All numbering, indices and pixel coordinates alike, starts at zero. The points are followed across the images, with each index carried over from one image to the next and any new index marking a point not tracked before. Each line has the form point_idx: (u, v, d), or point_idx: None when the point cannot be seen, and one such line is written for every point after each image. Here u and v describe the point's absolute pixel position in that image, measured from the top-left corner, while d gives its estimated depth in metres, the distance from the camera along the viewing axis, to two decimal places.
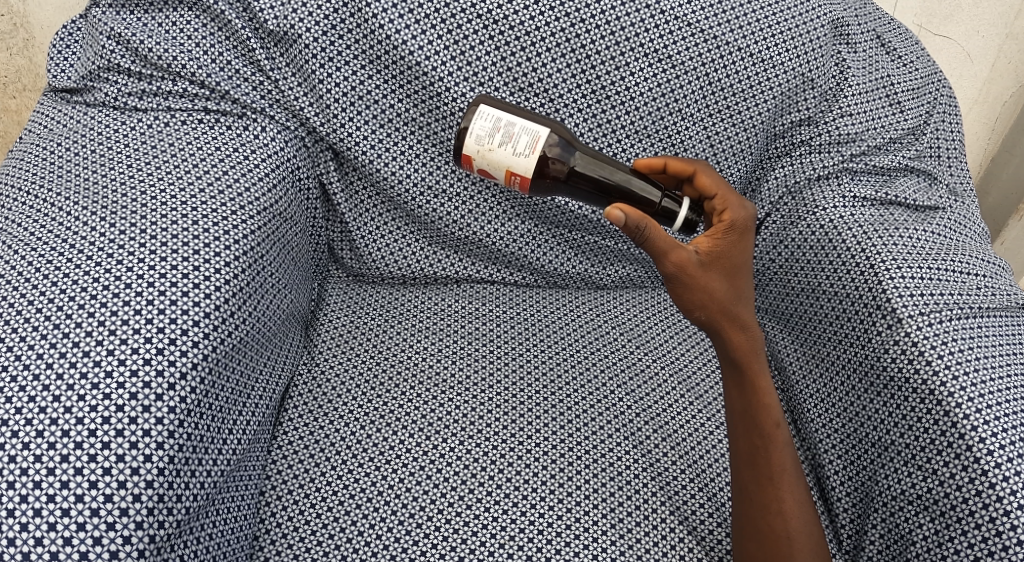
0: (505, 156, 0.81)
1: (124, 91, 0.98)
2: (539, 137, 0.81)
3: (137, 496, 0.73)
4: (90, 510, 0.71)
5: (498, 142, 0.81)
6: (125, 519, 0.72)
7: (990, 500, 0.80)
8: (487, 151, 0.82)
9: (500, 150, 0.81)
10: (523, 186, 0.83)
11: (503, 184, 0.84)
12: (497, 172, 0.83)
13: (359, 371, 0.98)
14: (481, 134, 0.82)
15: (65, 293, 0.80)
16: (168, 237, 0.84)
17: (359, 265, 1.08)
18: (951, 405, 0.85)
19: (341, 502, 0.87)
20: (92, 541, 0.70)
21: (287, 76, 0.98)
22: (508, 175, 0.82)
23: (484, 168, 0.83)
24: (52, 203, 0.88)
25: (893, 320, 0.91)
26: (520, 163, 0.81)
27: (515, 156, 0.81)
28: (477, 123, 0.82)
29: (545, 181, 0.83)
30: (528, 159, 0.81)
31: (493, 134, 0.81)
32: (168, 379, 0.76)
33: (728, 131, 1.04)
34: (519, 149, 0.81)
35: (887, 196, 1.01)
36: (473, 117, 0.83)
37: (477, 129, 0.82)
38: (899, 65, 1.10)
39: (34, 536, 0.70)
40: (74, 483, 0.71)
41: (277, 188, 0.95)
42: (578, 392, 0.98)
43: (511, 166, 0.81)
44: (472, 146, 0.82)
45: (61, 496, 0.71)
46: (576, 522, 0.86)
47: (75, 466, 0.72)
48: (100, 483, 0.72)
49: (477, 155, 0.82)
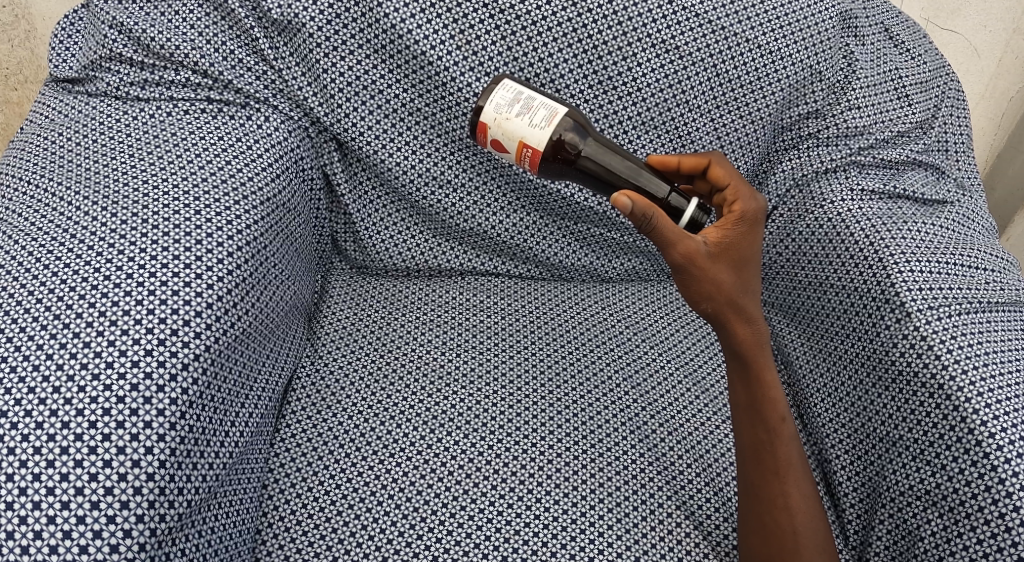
0: (521, 126, 0.81)
1: (127, 80, 0.97)
2: (558, 113, 0.81)
3: (139, 488, 0.72)
4: (90, 502, 0.70)
5: (515, 112, 0.81)
6: (126, 512, 0.71)
7: (999, 496, 0.79)
8: (503, 120, 0.81)
9: (516, 120, 0.81)
10: (532, 161, 0.81)
11: (513, 159, 0.83)
12: (510, 144, 0.82)
13: (363, 363, 0.97)
14: (501, 103, 0.82)
15: (66, 283, 0.79)
16: (170, 227, 0.83)
17: (362, 256, 1.08)
18: (961, 401, 0.84)
19: (345, 496, 0.86)
20: (93, 534, 0.70)
21: (291, 65, 0.98)
22: (520, 148, 0.81)
23: (498, 138, 0.82)
24: (53, 192, 0.87)
25: (901, 314, 0.91)
26: (534, 134, 0.80)
27: (531, 128, 0.80)
28: (499, 93, 0.82)
29: (555, 161, 0.82)
30: (542, 131, 0.80)
31: (513, 105, 0.81)
32: (170, 370, 0.76)
33: (736, 123, 1.03)
34: (536, 120, 0.80)
35: (895, 190, 1.00)
36: (495, 90, 0.83)
37: (497, 98, 0.82)
38: (908, 58, 1.09)
39: (33, 529, 0.69)
40: (74, 476, 0.71)
41: (281, 179, 0.94)
42: (583, 385, 0.97)
43: (525, 137, 0.80)
44: (490, 113, 0.82)
45: (61, 488, 0.70)
46: (583, 516, 0.85)
47: (75, 458, 0.71)
48: (100, 476, 0.71)
49: (493, 124, 0.82)
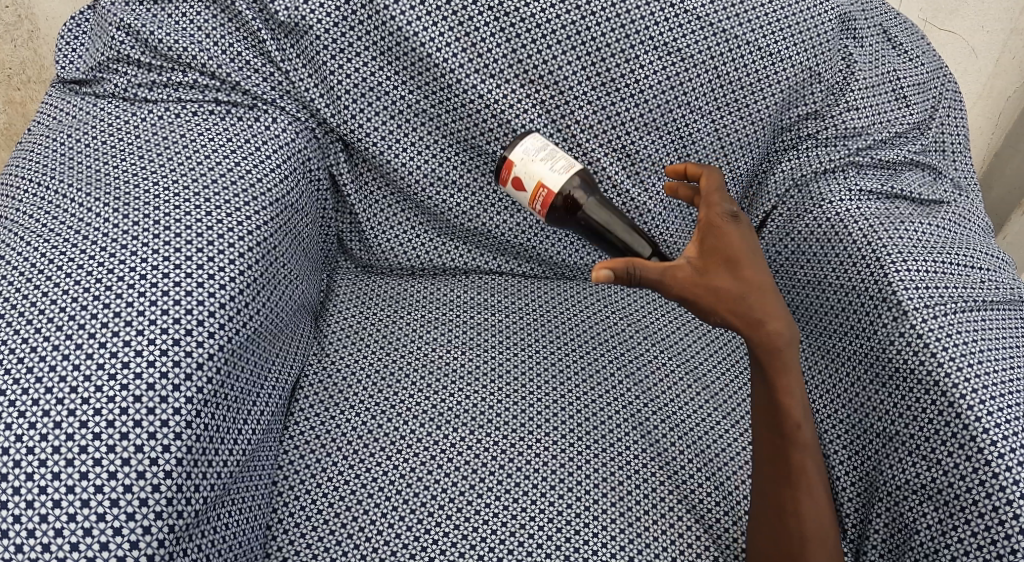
0: (542, 169, 0.87)
1: (134, 81, 0.99)
2: (575, 170, 0.87)
3: (157, 486, 0.73)
4: (109, 500, 0.72)
5: (541, 157, 0.87)
6: (145, 509, 0.73)
7: (992, 490, 0.81)
8: (529, 160, 0.87)
9: (541, 162, 0.87)
10: (544, 204, 0.87)
11: (527, 199, 0.88)
12: (528, 183, 0.87)
13: (369, 361, 0.99)
14: (528, 148, 0.88)
15: (81, 284, 0.80)
16: (183, 229, 0.85)
17: (367, 255, 1.09)
18: (955, 397, 0.86)
19: (353, 491, 0.88)
20: (113, 530, 0.72)
21: (298, 67, 0.99)
22: (536, 189, 0.87)
23: (519, 176, 0.88)
24: (63, 193, 0.89)
25: (898, 312, 0.92)
26: (553, 177, 0.86)
27: (551, 172, 0.86)
28: (528, 141, 0.89)
29: (562, 210, 0.87)
30: (561, 175, 0.86)
31: (539, 150, 0.88)
32: (184, 370, 0.77)
33: (736, 123, 1.04)
34: (557, 166, 0.86)
35: (892, 190, 1.02)
36: (525, 137, 0.90)
37: (526, 144, 0.88)
38: (906, 59, 1.10)
39: (55, 526, 0.71)
40: (93, 474, 0.73)
41: (288, 179, 0.95)
42: (586, 381, 0.99)
43: (543, 178, 0.86)
44: (518, 154, 0.88)
45: (80, 487, 0.72)
46: (587, 510, 0.88)
47: (94, 457, 0.73)
48: (119, 475, 0.73)
49: (519, 162, 0.88)
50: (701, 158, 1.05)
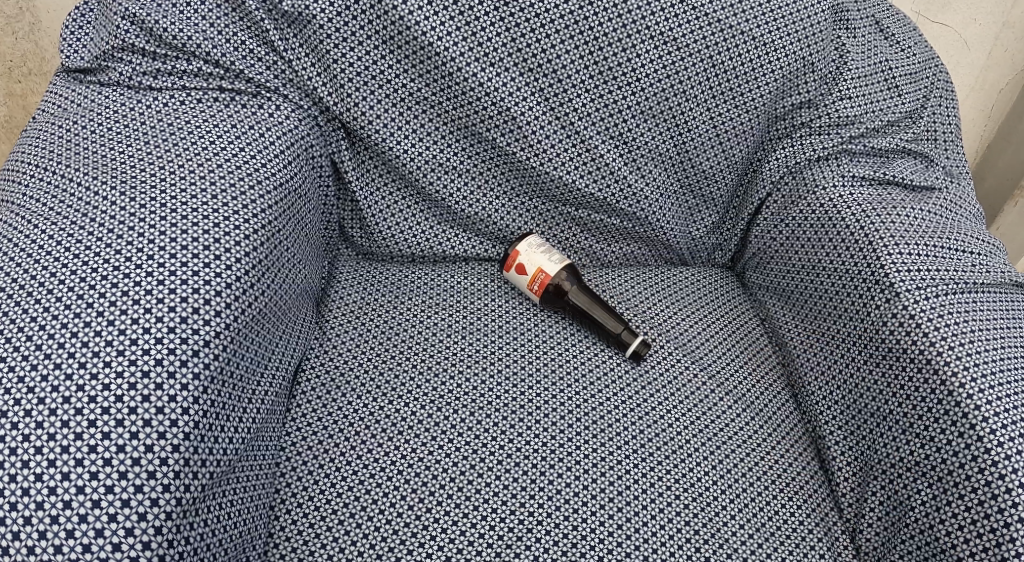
0: (541, 258, 1.05)
1: (139, 70, 1.00)
2: (568, 263, 1.05)
3: (165, 459, 0.75)
4: (117, 473, 0.74)
5: (543, 248, 1.05)
6: (152, 482, 0.74)
7: (985, 465, 0.83)
8: (533, 249, 1.05)
9: (542, 252, 1.05)
10: (540, 287, 1.04)
11: (527, 283, 1.05)
12: (530, 268, 1.05)
13: (372, 344, 1.01)
14: (535, 243, 1.06)
15: (88, 264, 0.82)
16: (188, 211, 0.86)
17: (369, 243, 1.11)
18: (948, 374, 0.88)
19: (355, 472, 0.90)
20: (120, 503, 0.73)
21: (301, 56, 1.00)
22: (535, 273, 1.04)
23: (522, 261, 1.05)
24: (70, 178, 0.91)
25: (891, 294, 0.94)
26: (550, 264, 1.04)
27: (548, 261, 1.04)
28: (538, 250, 1.05)
29: (554, 293, 1.04)
30: (557, 265, 1.04)
31: (542, 246, 1.06)
32: (191, 347, 0.79)
33: (730, 112, 1.05)
34: (554, 258, 1.05)
35: (884, 176, 1.04)
36: (532, 242, 1.06)
37: (533, 239, 1.06)
38: (898, 50, 1.12)
39: (62, 499, 0.73)
40: (102, 447, 0.74)
41: (293, 165, 0.97)
42: (585, 364, 1.01)
43: (542, 265, 1.04)
44: (524, 243, 1.06)
45: (89, 459, 0.73)
46: (584, 489, 0.90)
47: (102, 429, 0.74)
48: (127, 447, 0.74)
49: (524, 251, 1.05)
50: (697, 145, 1.07)
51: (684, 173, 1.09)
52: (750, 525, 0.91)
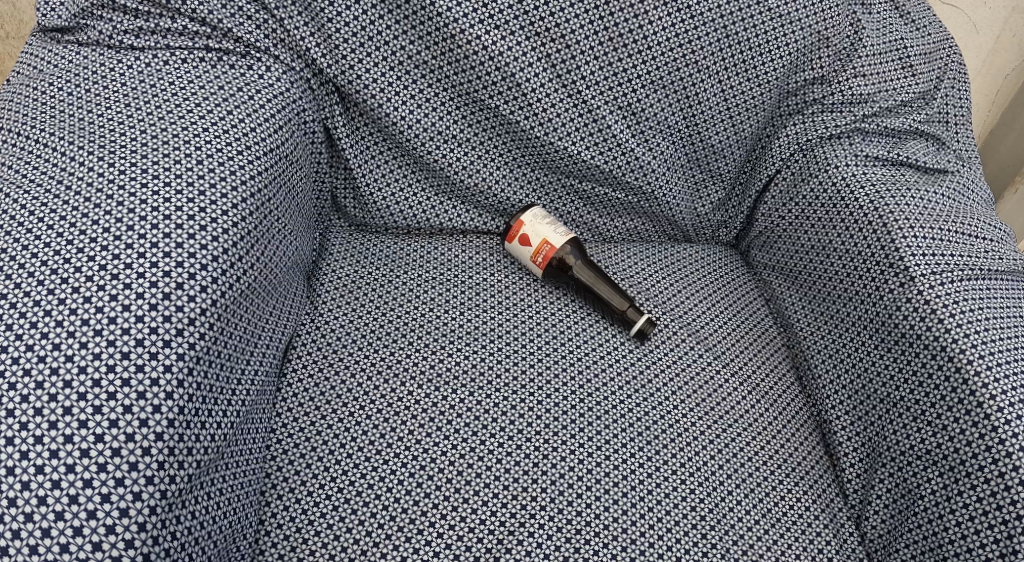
0: (546, 228, 1.00)
1: (120, 28, 0.94)
2: (572, 237, 1.01)
3: (148, 449, 0.71)
4: (97, 465, 0.69)
5: (548, 219, 1.01)
6: (135, 474, 0.70)
7: (999, 455, 0.80)
8: (538, 220, 1.01)
9: (547, 223, 1.01)
10: (545, 258, 1.00)
11: (531, 255, 1.01)
12: (534, 239, 1.00)
13: (364, 321, 0.96)
14: (539, 214, 1.02)
15: (64, 236, 0.77)
16: (172, 177, 0.81)
17: (363, 213, 1.07)
18: (962, 362, 0.84)
19: (348, 454, 0.86)
20: (100, 497, 0.69)
21: (293, 14, 0.94)
22: (540, 245, 1.00)
23: (527, 233, 1.01)
24: (46, 143, 0.85)
25: (905, 278, 0.91)
26: (556, 236, 1.00)
27: (553, 232, 1.00)
28: (544, 222, 1.01)
29: (557, 267, 1.00)
30: (562, 236, 1.00)
31: (547, 217, 1.02)
32: (176, 325, 0.74)
33: (742, 85, 1.01)
34: (559, 229, 1.01)
35: (897, 156, 1.00)
36: (537, 214, 1.02)
37: (539, 210, 1.02)
38: (914, 29, 1.07)
39: (37, 494, 0.68)
40: (79, 437, 0.69)
41: (284, 129, 0.92)
42: (586, 345, 0.96)
43: (548, 236, 1.00)
44: (528, 215, 1.02)
45: (65, 451, 0.69)
46: (588, 472, 0.86)
47: (80, 418, 0.70)
48: (106, 437, 0.70)
49: (529, 222, 1.01)
50: (706, 119, 1.03)
51: (693, 148, 1.05)
52: (757, 513, 0.87)
